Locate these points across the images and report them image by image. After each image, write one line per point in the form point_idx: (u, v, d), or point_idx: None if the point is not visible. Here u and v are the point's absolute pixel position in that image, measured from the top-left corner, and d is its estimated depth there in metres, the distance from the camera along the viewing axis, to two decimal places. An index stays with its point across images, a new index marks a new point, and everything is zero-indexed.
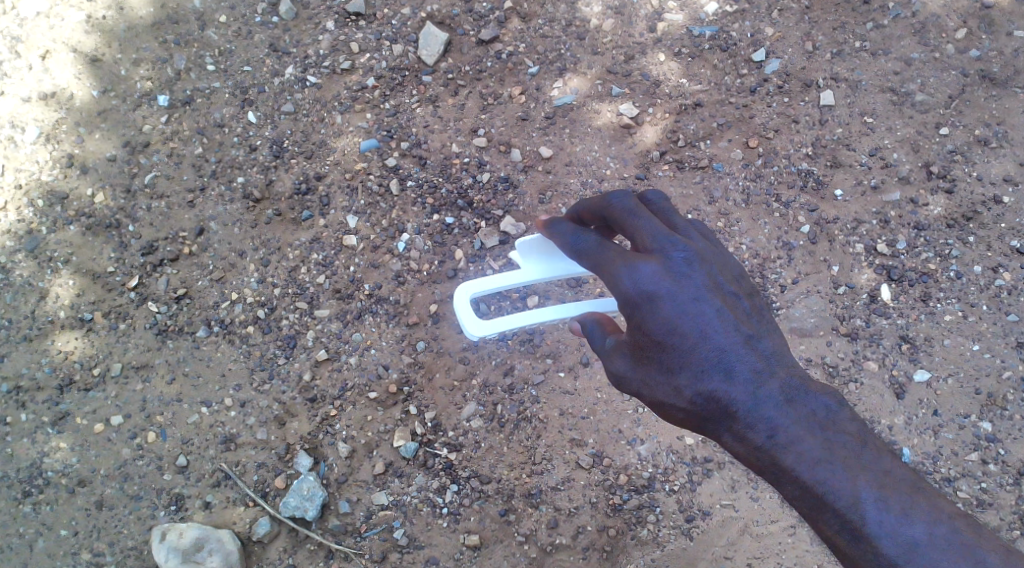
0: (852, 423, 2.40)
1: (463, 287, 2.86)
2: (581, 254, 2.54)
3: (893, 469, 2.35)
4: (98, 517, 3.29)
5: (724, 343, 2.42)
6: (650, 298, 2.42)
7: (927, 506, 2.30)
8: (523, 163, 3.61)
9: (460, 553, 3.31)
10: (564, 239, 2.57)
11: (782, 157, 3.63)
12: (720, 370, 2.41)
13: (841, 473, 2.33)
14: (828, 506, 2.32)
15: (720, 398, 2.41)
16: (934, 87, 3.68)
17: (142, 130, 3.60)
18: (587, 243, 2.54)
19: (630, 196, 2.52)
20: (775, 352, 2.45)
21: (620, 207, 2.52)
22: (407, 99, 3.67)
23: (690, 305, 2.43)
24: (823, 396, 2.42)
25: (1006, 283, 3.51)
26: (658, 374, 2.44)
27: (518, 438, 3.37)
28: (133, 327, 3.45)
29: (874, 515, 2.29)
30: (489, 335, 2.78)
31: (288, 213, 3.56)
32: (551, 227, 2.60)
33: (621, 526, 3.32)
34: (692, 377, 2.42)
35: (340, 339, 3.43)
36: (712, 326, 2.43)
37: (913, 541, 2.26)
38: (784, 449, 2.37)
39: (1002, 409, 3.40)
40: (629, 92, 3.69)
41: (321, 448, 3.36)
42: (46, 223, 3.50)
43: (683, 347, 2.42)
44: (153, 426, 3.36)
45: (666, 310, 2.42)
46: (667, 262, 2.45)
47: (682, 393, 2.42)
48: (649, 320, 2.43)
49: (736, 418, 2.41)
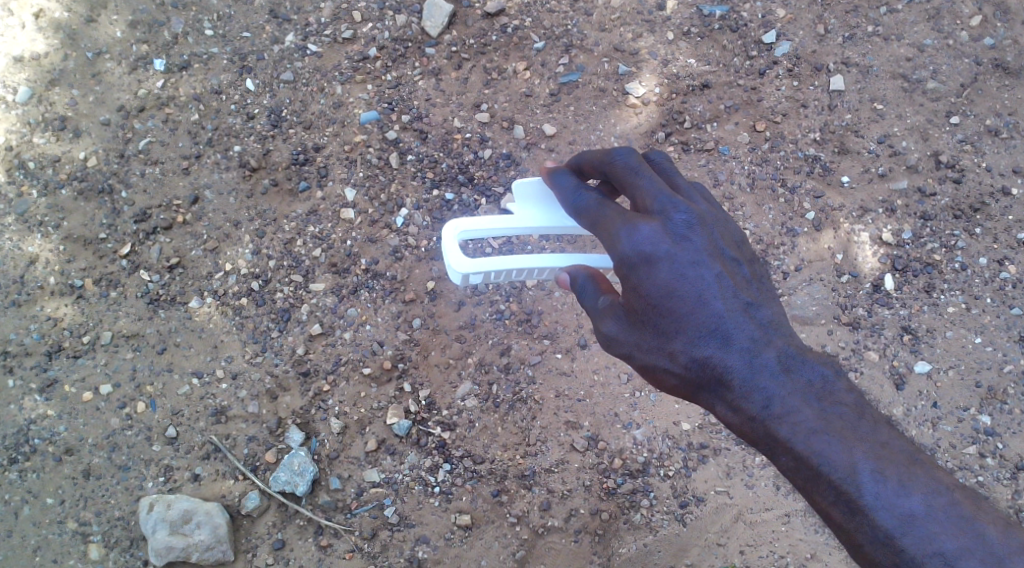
0: (849, 394, 2.35)
1: (452, 223, 2.72)
2: (580, 212, 2.50)
3: (891, 441, 2.30)
4: (84, 486, 3.25)
5: (722, 310, 2.37)
6: (648, 260, 2.36)
7: (925, 478, 2.24)
8: (526, 140, 3.55)
9: (451, 532, 3.26)
10: (565, 195, 2.54)
11: (789, 142, 3.58)
12: (716, 337, 2.37)
13: (837, 444, 2.28)
14: (824, 479, 2.27)
15: (715, 365, 2.37)
16: (947, 75, 3.62)
17: (137, 94, 3.54)
18: (587, 201, 2.50)
19: (634, 154, 2.47)
20: (773, 321, 2.41)
21: (624, 164, 2.46)
22: (409, 71, 3.61)
23: (689, 269, 2.37)
24: (820, 365, 2.38)
25: (1011, 276, 3.46)
26: (651, 338, 2.39)
27: (513, 419, 3.34)
28: (124, 295, 3.40)
29: (870, 486, 2.23)
30: (473, 271, 2.66)
31: (284, 184, 3.50)
32: (552, 181, 2.56)
33: (614, 510, 3.28)
34: (687, 343, 2.37)
35: (335, 314, 3.39)
36: (710, 292, 2.37)
37: (911, 513, 2.20)
38: (779, 420, 2.33)
39: (1002, 403, 3.35)
40: (636, 71, 3.62)
41: (313, 423, 3.32)
42: (37, 186, 3.45)
43: (679, 312, 2.37)
44: (143, 395, 3.32)
45: (663, 273, 2.36)
46: (668, 223, 2.39)
47: (676, 358, 2.38)
48: (646, 282, 2.37)
49: (731, 388, 2.37)
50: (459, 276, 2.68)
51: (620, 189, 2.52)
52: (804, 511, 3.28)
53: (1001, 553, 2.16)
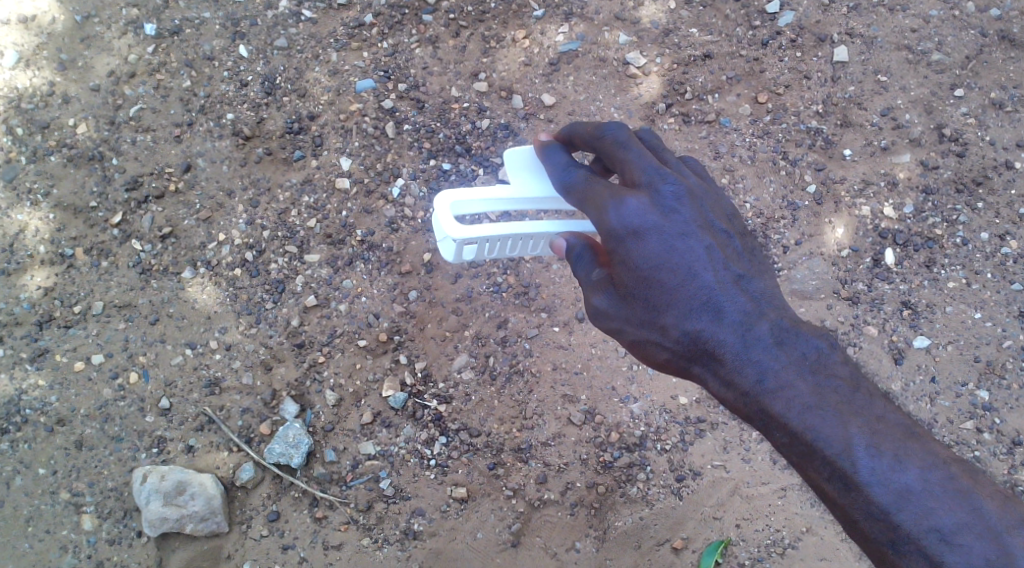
0: (843, 367, 2.32)
1: (445, 191, 2.69)
2: (569, 188, 2.45)
3: (886, 415, 2.27)
4: (77, 457, 3.22)
5: (713, 282, 2.34)
6: (636, 233, 2.33)
7: (921, 452, 2.22)
8: (524, 110, 3.50)
9: (446, 505, 3.24)
10: (554, 171, 2.49)
11: (791, 114, 3.53)
12: (708, 309, 2.33)
13: (832, 418, 2.24)
14: (818, 455, 2.24)
15: (707, 339, 2.33)
16: (952, 46, 3.57)
17: (127, 60, 3.48)
18: (576, 177, 2.45)
19: (623, 128, 2.42)
20: (765, 294, 2.38)
21: (612, 139, 2.42)
22: (406, 38, 3.55)
23: (678, 241, 2.34)
24: (814, 338, 2.34)
25: (1012, 251, 3.43)
26: (642, 312, 2.35)
27: (510, 392, 3.31)
28: (116, 265, 3.36)
29: (866, 461, 2.20)
30: (468, 238, 2.61)
31: (278, 153, 3.45)
32: (542, 157, 2.51)
33: (610, 483, 3.26)
34: (678, 316, 2.34)
35: (330, 285, 3.35)
36: (700, 264, 2.34)
37: (906, 488, 2.18)
38: (773, 396, 2.29)
39: (1000, 378, 3.33)
40: (637, 40, 3.57)
41: (308, 395, 3.29)
42: (25, 152, 3.39)
43: (669, 284, 2.33)
44: (135, 366, 3.29)
45: (652, 245, 2.33)
46: (655, 196, 2.36)
47: (668, 332, 2.35)
48: (634, 255, 2.33)
49: (723, 362, 2.33)
50: (455, 243, 2.62)
51: (610, 165, 2.48)
52: (801, 485, 3.27)
53: (999, 527, 2.14)
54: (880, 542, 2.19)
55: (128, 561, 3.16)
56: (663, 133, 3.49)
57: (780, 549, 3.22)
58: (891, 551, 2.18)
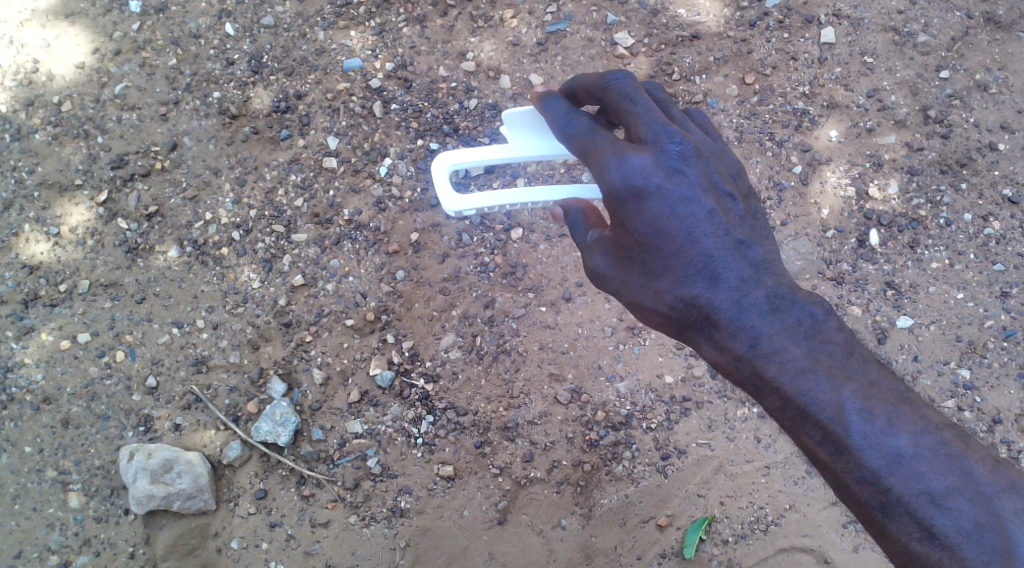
0: (838, 333, 2.33)
1: (442, 158, 2.74)
2: (572, 137, 2.45)
3: (879, 380, 2.29)
4: (63, 435, 3.23)
5: (712, 249, 2.34)
6: (639, 194, 2.33)
7: (913, 417, 2.24)
8: (512, 90, 3.50)
9: (434, 483, 3.27)
10: (556, 120, 2.48)
11: (778, 95, 3.54)
12: (704, 276, 2.34)
13: (825, 382, 2.27)
14: (811, 418, 2.26)
15: (702, 305, 2.35)
16: (938, 28, 3.58)
17: (112, 37, 3.45)
18: (579, 126, 2.44)
19: (629, 79, 2.40)
20: (765, 261, 2.38)
21: (618, 89, 2.40)
22: (394, 17, 3.52)
23: (680, 204, 2.34)
24: (810, 304, 2.35)
25: (995, 232, 3.46)
26: (640, 276, 2.38)
27: (497, 370, 3.33)
28: (102, 243, 3.35)
29: (857, 426, 2.23)
30: (463, 209, 2.64)
31: (265, 132, 3.44)
32: (545, 105, 2.49)
33: (597, 461, 3.29)
34: (674, 282, 2.36)
35: (317, 265, 3.35)
36: (702, 230, 2.34)
37: (897, 452, 2.20)
38: (766, 359, 2.31)
39: (982, 357, 3.37)
40: (625, 21, 3.55)
41: (295, 374, 3.30)
42: (9, 131, 3.38)
43: (668, 249, 2.35)
44: (122, 345, 3.29)
45: (653, 207, 2.34)
46: (661, 155, 2.35)
47: (662, 297, 2.37)
48: (636, 217, 2.35)
49: (718, 327, 2.35)
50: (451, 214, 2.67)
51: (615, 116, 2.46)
52: (785, 463, 3.30)
53: (988, 490, 2.17)
54: (870, 506, 2.22)
55: (115, 539, 3.18)
56: None
57: (763, 526, 3.27)
58: (881, 515, 2.21)
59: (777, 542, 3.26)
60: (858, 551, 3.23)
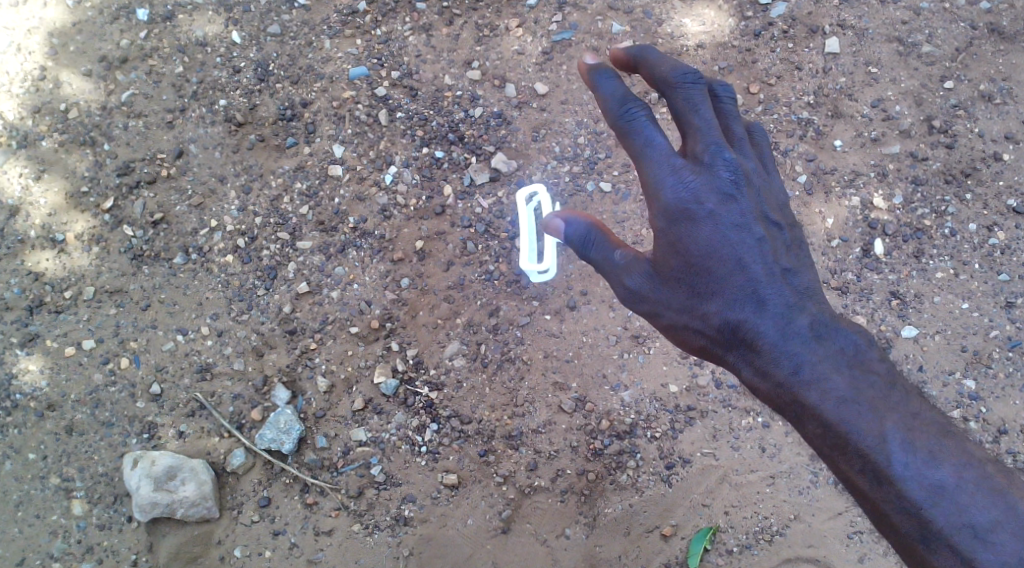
0: (879, 363, 2.41)
1: None
2: (629, 134, 2.45)
3: (922, 412, 2.35)
4: (67, 442, 3.23)
5: (759, 276, 2.44)
6: (691, 215, 2.43)
7: (956, 450, 2.30)
8: (517, 99, 3.50)
9: (438, 492, 3.26)
10: (613, 110, 2.45)
11: (782, 105, 3.54)
12: (751, 301, 2.44)
13: (867, 412, 2.34)
14: (852, 447, 2.33)
15: (747, 330, 2.45)
16: (942, 39, 3.59)
17: (119, 45, 3.46)
18: (639, 122, 2.44)
19: (695, 92, 2.46)
20: (808, 288, 2.48)
21: (683, 101, 2.46)
22: (400, 26, 3.54)
23: (731, 230, 2.44)
24: (851, 334, 2.44)
25: (1000, 242, 3.46)
26: (685, 298, 2.48)
27: (502, 379, 3.32)
28: (107, 250, 3.36)
29: (900, 456, 2.30)
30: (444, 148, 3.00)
31: (271, 139, 3.45)
32: (602, 92, 2.47)
33: (601, 470, 3.28)
34: (722, 307, 2.46)
35: (322, 272, 3.36)
36: (751, 256, 2.44)
37: (939, 484, 2.27)
38: (809, 388, 2.39)
39: (987, 367, 3.37)
40: (630, 30, 3.57)
41: (300, 381, 3.30)
42: (16, 137, 3.39)
43: (718, 273, 2.45)
44: (127, 351, 3.29)
45: (705, 231, 2.43)
46: (716, 178, 2.44)
47: (709, 321, 2.47)
48: (687, 239, 2.44)
49: (760, 352, 2.44)
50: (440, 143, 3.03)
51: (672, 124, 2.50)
52: (790, 472, 3.29)
53: None
54: (912, 536, 2.28)
55: (118, 546, 3.18)
56: None
57: (768, 536, 3.26)
58: (922, 545, 2.27)
59: (782, 552, 3.25)
60: (863, 562, 3.23)
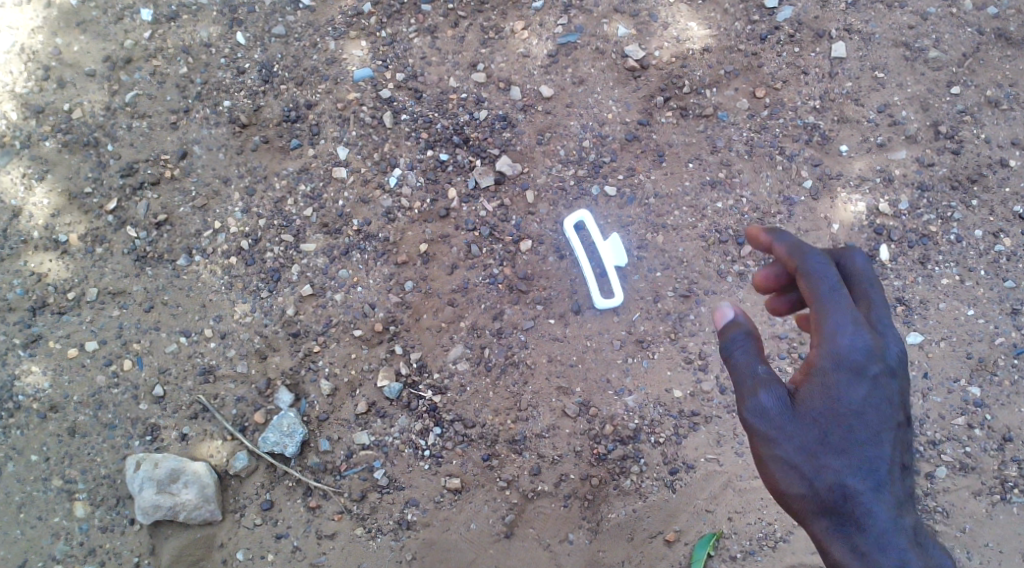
0: None
1: None
2: (814, 277, 2.45)
3: None
4: (70, 444, 3.22)
5: (889, 456, 2.39)
6: (853, 367, 2.41)
7: None
8: (522, 102, 3.49)
9: (441, 496, 3.25)
10: (804, 253, 2.48)
11: (789, 109, 3.52)
12: (872, 474, 2.38)
13: None
14: None
15: (855, 502, 2.37)
16: (949, 44, 3.57)
17: (124, 45, 3.45)
18: (821, 266, 2.46)
19: (864, 266, 2.51)
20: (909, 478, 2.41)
21: (856, 267, 2.51)
22: (404, 28, 3.53)
23: (881, 398, 2.42)
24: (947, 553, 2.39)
25: (1006, 248, 3.44)
26: (814, 440, 2.41)
27: (505, 383, 3.31)
28: (111, 251, 3.35)
29: None
30: None
31: (275, 141, 3.44)
32: (785, 244, 2.51)
33: (604, 475, 3.27)
34: (843, 469, 2.39)
35: (326, 275, 3.35)
36: (889, 432, 2.41)
37: None
38: None
39: (991, 374, 3.36)
40: (636, 33, 3.54)
41: (303, 384, 3.29)
42: (19, 138, 3.38)
43: (856, 432, 2.40)
44: (130, 353, 3.28)
45: (860, 392, 2.41)
46: (880, 348, 2.43)
47: (825, 474, 2.39)
48: (841, 389, 2.41)
49: (863, 531, 2.36)
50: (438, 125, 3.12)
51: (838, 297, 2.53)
52: None
53: None
54: None
55: (120, 549, 3.17)
56: (661, 127, 3.50)
57: (771, 543, 3.25)
58: None
59: (785, 559, 3.24)
60: None
